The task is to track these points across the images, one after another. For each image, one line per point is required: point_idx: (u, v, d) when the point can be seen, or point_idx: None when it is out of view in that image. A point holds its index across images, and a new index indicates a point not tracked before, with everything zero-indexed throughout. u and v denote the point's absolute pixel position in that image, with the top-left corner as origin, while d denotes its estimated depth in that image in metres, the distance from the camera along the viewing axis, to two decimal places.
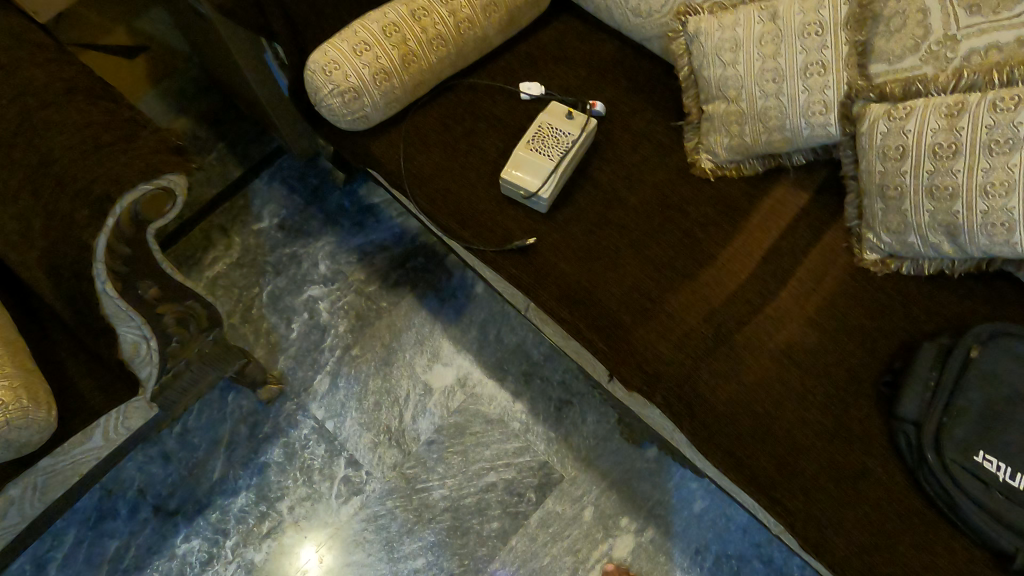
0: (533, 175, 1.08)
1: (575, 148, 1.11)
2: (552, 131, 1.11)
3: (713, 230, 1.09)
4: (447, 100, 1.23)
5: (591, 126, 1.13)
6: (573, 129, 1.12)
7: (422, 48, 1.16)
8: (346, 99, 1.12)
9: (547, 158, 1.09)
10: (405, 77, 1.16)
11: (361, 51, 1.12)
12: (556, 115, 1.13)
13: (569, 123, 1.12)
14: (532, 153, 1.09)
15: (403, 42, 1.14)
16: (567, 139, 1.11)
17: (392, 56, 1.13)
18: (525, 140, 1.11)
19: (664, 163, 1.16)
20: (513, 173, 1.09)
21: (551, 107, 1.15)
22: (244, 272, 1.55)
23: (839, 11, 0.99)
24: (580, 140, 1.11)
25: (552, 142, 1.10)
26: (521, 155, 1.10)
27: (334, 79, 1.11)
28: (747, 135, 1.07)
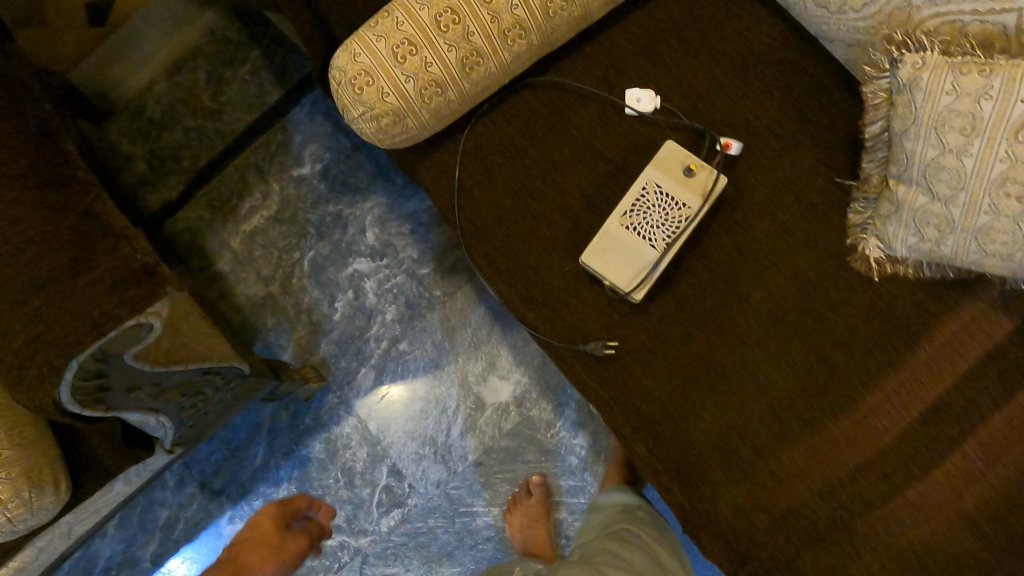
0: (625, 270, 0.80)
1: (691, 227, 0.80)
2: (660, 199, 0.80)
3: (861, 360, 0.80)
4: (523, 102, 0.90)
5: (718, 191, 0.80)
6: (690, 198, 0.80)
7: (493, 45, 0.81)
8: (382, 124, 0.82)
9: (648, 244, 0.80)
10: (464, 85, 0.83)
11: (405, 56, 0.79)
12: (669, 172, 0.81)
13: (685, 186, 0.80)
14: (628, 234, 0.80)
15: (465, 39, 0.79)
16: (680, 213, 0.80)
17: (447, 61, 0.80)
18: (620, 211, 0.81)
19: (811, 243, 0.83)
20: (598, 261, 0.80)
21: (662, 154, 0.82)
22: (284, 231, 1.35)
23: None
24: (699, 217, 0.79)
25: (658, 217, 0.80)
26: (611, 235, 0.81)
27: (366, 99, 0.80)
28: (947, 245, 0.73)
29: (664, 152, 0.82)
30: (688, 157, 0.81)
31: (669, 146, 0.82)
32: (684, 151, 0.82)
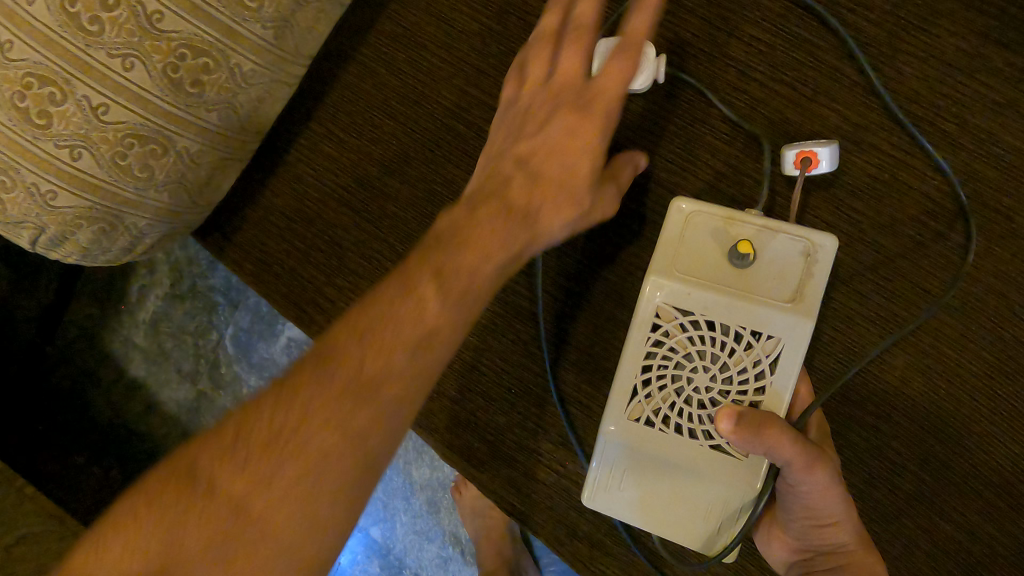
0: (677, 519, 0.37)
1: (790, 373, 0.34)
2: (698, 338, 0.35)
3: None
4: (349, 91, 0.47)
5: (822, 276, 0.34)
6: (772, 321, 0.34)
7: (216, 20, 0.38)
8: (80, 240, 0.42)
9: (706, 445, 0.36)
10: (210, 119, 0.42)
11: (42, 112, 0.38)
12: (696, 268, 0.35)
13: (750, 295, 0.35)
14: (655, 435, 0.36)
15: (150, 31, 0.37)
16: (754, 352, 0.35)
17: (138, 91, 0.38)
18: (627, 394, 0.37)
19: (994, 222, 0.39)
20: (613, 505, 0.38)
21: (678, 238, 0.36)
22: (184, 321, 0.73)
23: None
24: (799, 352, 0.34)
25: (708, 376, 0.35)
26: (615, 450, 0.37)
27: (22, 212, 0.40)
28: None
29: (676, 228, 0.36)
30: (733, 227, 0.36)
31: (679, 210, 0.36)
32: (719, 213, 0.36)
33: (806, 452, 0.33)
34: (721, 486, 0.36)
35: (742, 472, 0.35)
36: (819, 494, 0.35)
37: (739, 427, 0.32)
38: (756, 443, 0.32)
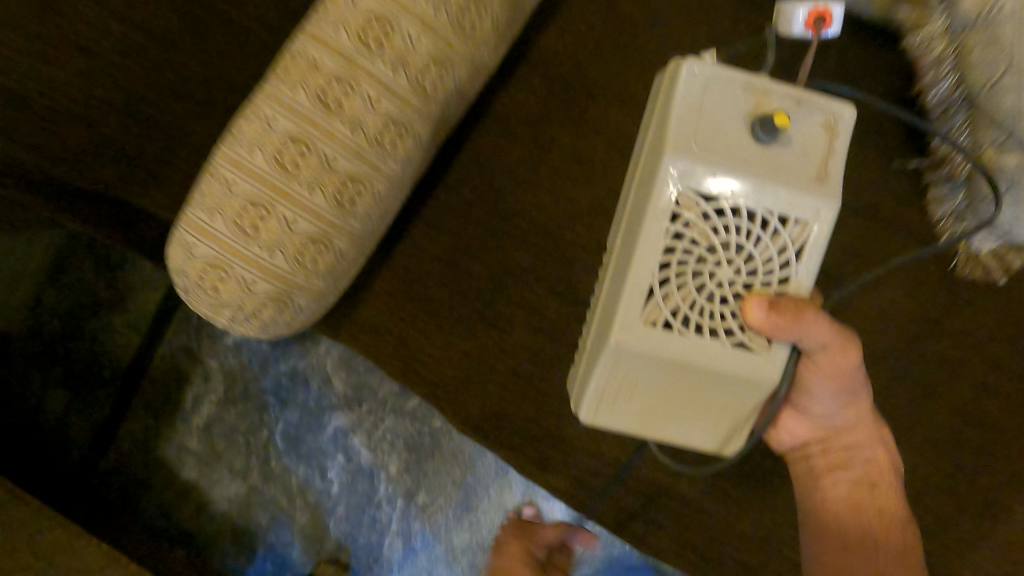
0: (671, 409, 0.52)
1: (810, 255, 0.48)
2: (718, 223, 0.48)
3: (919, 324, 0.73)
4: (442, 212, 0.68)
5: (839, 152, 0.49)
6: (803, 191, 0.47)
7: (369, 161, 0.58)
8: (264, 314, 0.59)
9: (726, 344, 0.49)
10: (357, 225, 0.60)
11: (255, 225, 0.55)
12: (722, 138, 0.48)
13: (772, 163, 0.48)
14: (675, 337, 0.48)
15: (328, 170, 0.56)
16: (781, 236, 0.48)
17: (317, 208, 0.57)
18: (642, 293, 0.49)
19: None
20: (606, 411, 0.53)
21: (700, 100, 0.48)
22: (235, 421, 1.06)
23: None
24: (821, 237, 0.48)
25: (739, 257, 0.48)
26: (631, 359, 0.49)
27: (231, 297, 0.57)
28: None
29: (703, 100, 0.49)
30: (756, 103, 0.49)
31: (692, 73, 0.49)
32: (742, 91, 0.49)
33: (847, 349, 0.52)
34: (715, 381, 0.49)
35: (753, 363, 0.49)
36: (846, 373, 0.54)
37: (772, 309, 0.47)
38: (792, 324, 0.47)
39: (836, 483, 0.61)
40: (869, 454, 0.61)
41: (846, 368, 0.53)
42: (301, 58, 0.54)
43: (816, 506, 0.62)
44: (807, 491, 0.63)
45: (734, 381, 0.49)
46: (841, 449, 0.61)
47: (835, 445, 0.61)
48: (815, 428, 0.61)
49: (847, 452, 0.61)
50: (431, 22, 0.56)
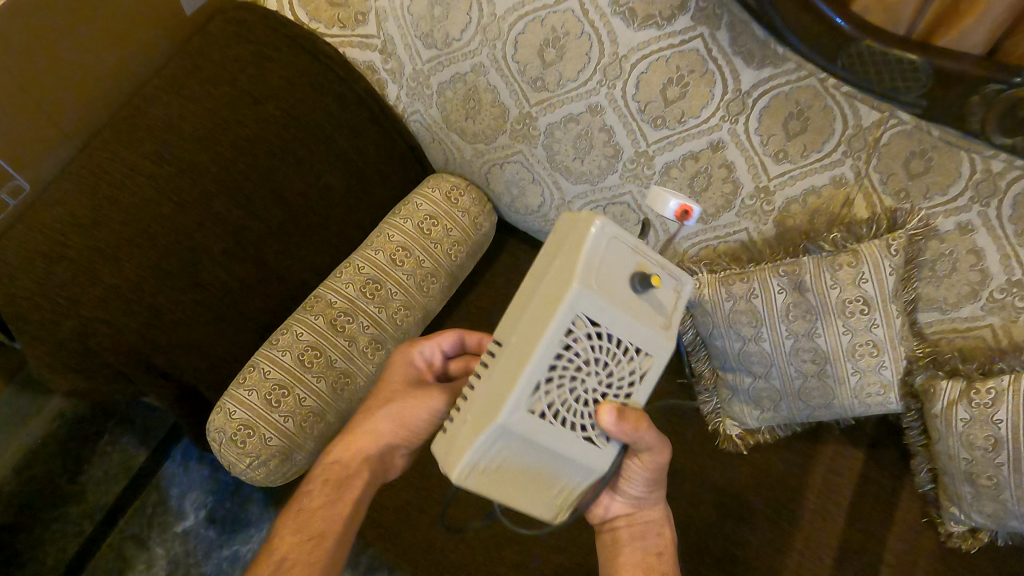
0: (524, 482, 0.58)
1: (648, 383, 0.57)
2: (598, 344, 0.54)
3: (777, 535, 0.88)
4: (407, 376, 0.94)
5: (682, 307, 0.58)
6: (654, 334, 0.56)
7: (355, 363, 0.90)
8: (271, 465, 0.84)
9: (583, 438, 0.56)
10: (341, 406, 0.89)
11: (278, 399, 0.84)
12: (606, 288, 0.53)
13: (639, 312, 0.55)
14: (545, 425, 0.53)
15: (331, 367, 0.88)
16: (635, 362, 0.56)
17: (319, 390, 0.87)
18: (532, 386, 0.52)
19: (683, 439, 0.95)
20: (476, 468, 0.54)
21: (601, 254, 0.53)
22: None
23: (886, 283, 0.77)
24: (662, 365, 0.57)
25: (602, 371, 0.55)
26: (506, 436, 0.52)
27: (253, 449, 0.82)
28: (798, 420, 0.88)
29: (601, 249, 0.53)
30: (638, 261, 0.56)
31: (603, 230, 0.53)
32: (631, 245, 0.55)
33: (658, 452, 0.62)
34: (573, 469, 0.58)
35: (596, 463, 0.57)
36: (654, 466, 0.64)
37: (620, 420, 0.55)
38: (632, 428, 0.56)
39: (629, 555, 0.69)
40: (659, 536, 0.71)
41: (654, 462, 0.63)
42: (322, 300, 0.89)
43: (612, 561, 0.70)
44: (608, 553, 0.71)
45: (578, 467, 0.58)
46: (635, 529, 0.70)
47: (635, 524, 0.70)
48: (625, 507, 0.71)
49: (644, 528, 0.71)
50: (403, 283, 0.93)
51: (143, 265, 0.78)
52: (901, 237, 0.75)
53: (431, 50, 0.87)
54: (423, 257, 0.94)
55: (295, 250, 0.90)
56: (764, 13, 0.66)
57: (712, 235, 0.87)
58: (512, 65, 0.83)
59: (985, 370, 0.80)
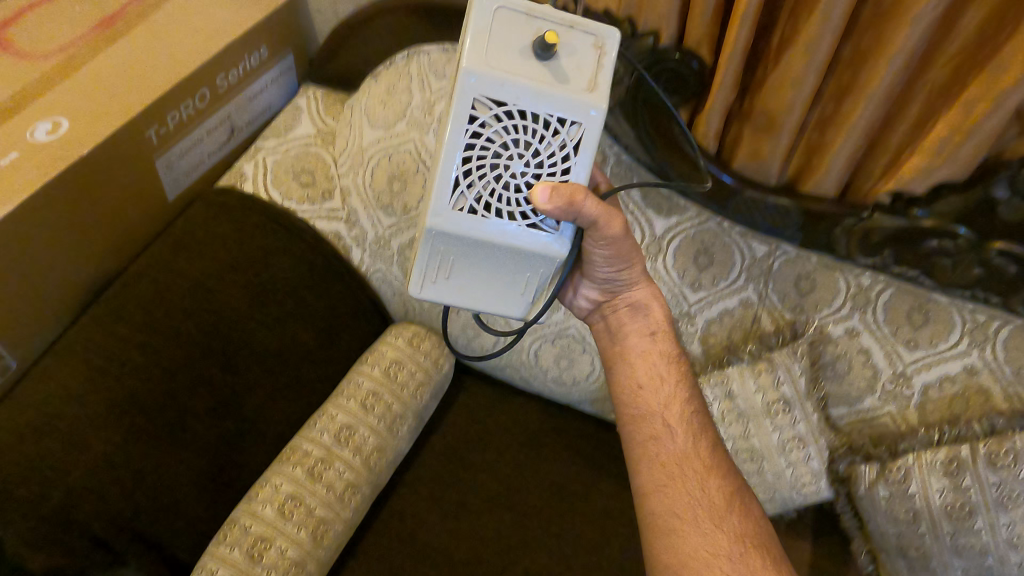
0: (489, 280, 0.66)
1: (580, 155, 0.60)
2: (511, 126, 0.58)
3: None
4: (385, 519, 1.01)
5: (606, 63, 0.58)
6: (569, 96, 0.57)
7: (334, 510, 0.91)
8: None
9: (521, 224, 0.62)
10: (322, 554, 0.89)
11: (260, 553, 0.83)
12: (503, 61, 0.56)
13: (549, 79, 0.57)
14: (471, 218, 0.60)
15: (310, 515, 0.88)
16: (561, 135, 0.59)
17: (300, 541, 0.86)
18: (450, 185, 0.60)
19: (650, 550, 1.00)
20: (433, 286, 0.66)
21: (490, 29, 0.55)
22: None
23: (798, 383, 0.91)
24: (592, 131, 0.59)
25: (525, 151, 0.59)
26: (437, 240, 0.62)
27: None
28: None
29: (489, 23, 0.55)
30: (533, 23, 0.56)
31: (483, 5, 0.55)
32: (523, 12, 0.56)
33: (615, 216, 0.65)
34: (512, 257, 0.63)
35: (535, 245, 0.62)
36: (619, 234, 0.68)
37: (551, 195, 0.58)
38: (564, 205, 0.59)
39: (632, 378, 0.81)
40: (656, 316, 0.83)
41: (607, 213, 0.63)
42: (297, 450, 0.92)
43: (623, 359, 0.83)
44: (621, 370, 0.83)
45: (520, 251, 0.62)
46: (627, 307, 0.83)
47: (628, 303, 0.83)
48: (602, 292, 0.82)
49: (632, 307, 0.82)
50: (375, 424, 0.98)
51: (130, 429, 0.82)
52: (803, 344, 0.92)
53: (391, 217, 0.99)
54: (391, 399, 1.00)
55: (272, 403, 0.95)
56: (665, 172, 0.90)
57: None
58: None
59: (894, 449, 0.91)
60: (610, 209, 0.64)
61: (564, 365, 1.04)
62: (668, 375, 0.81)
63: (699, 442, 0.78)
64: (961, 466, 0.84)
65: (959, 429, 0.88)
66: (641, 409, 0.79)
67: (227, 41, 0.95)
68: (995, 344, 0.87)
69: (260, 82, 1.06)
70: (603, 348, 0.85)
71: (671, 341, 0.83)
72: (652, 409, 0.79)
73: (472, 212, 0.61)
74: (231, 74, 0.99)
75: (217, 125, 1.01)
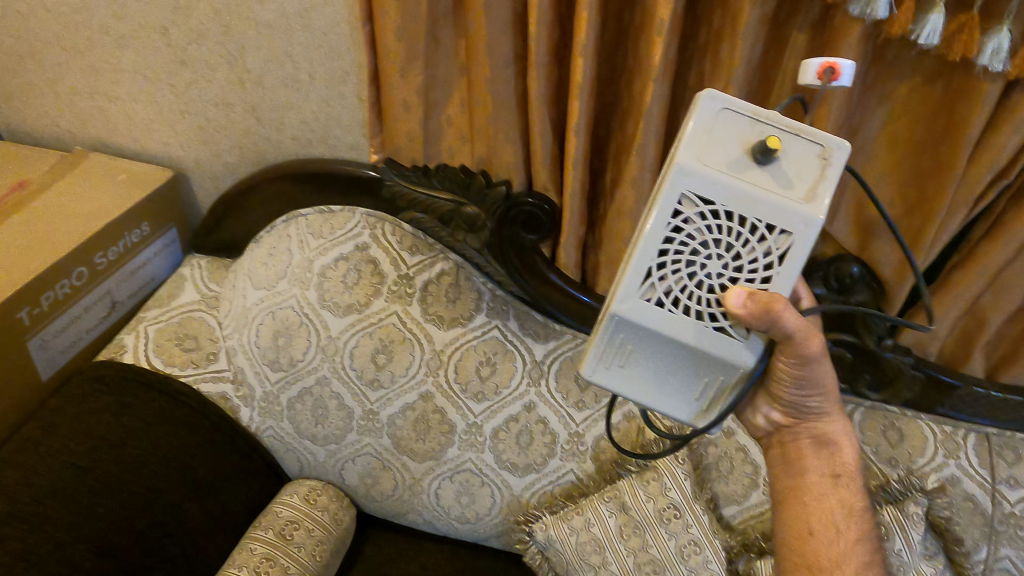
0: (669, 380, 0.58)
1: (789, 265, 0.53)
2: (718, 225, 0.53)
3: None
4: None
5: (833, 174, 0.52)
6: (784, 203, 0.52)
7: None
8: None
9: (710, 328, 0.55)
10: None
11: None
12: (727, 160, 0.53)
13: (764, 183, 0.52)
14: (656, 313, 0.55)
15: None
16: (767, 241, 0.53)
17: None
18: (641, 275, 0.54)
19: None
20: (600, 373, 0.59)
21: (710, 128, 0.53)
22: None
23: (685, 487, 0.94)
24: (805, 241, 0.52)
25: (726, 253, 0.54)
26: (616, 327, 0.56)
27: None
28: None
29: (711, 118, 0.53)
30: (758, 123, 0.53)
31: (707, 101, 0.53)
32: (747, 112, 0.53)
33: (814, 337, 0.56)
34: (697, 359, 0.56)
35: (728, 356, 0.55)
36: (813, 359, 0.59)
37: (747, 301, 0.52)
38: (760, 316, 0.52)
39: (809, 513, 0.68)
40: (844, 455, 0.69)
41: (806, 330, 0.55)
42: None
43: (796, 500, 0.69)
44: (796, 510, 0.69)
45: (712, 358, 0.55)
46: (811, 440, 0.69)
47: (815, 434, 0.69)
48: (784, 418, 0.70)
49: (818, 441, 0.69)
50: None
51: None
52: (683, 449, 0.97)
53: (278, 372, 1.01)
54: (287, 563, 0.94)
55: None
56: (538, 302, 0.97)
57: (546, 480, 1.01)
58: (351, 371, 1.00)
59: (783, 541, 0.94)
60: (811, 331, 0.56)
61: (465, 500, 1.04)
62: (843, 521, 0.67)
63: None
64: None
65: None
66: (808, 557, 0.66)
67: (104, 223, 0.99)
68: (852, 425, 0.95)
69: (141, 256, 1.09)
70: (777, 481, 0.72)
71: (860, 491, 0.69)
72: (824, 564, 0.65)
73: (659, 305, 0.55)
74: (111, 252, 1.02)
75: (93, 302, 1.02)
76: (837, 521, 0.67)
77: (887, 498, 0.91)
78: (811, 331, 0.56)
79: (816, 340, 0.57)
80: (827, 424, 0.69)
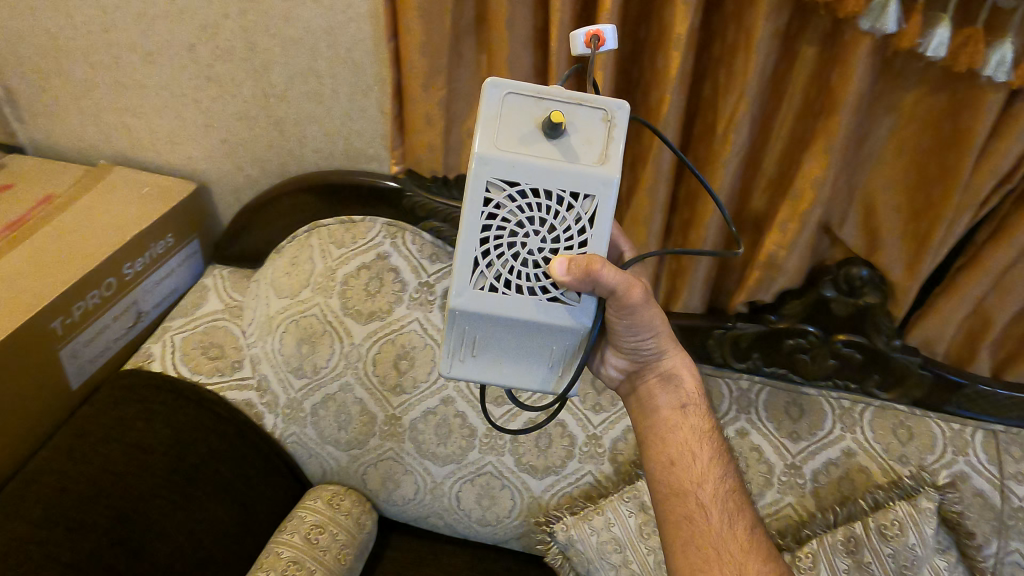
0: (520, 356, 0.62)
1: (598, 229, 0.56)
2: (531, 204, 0.56)
3: None
4: None
5: (617, 136, 0.55)
6: (579, 173, 0.55)
7: None
8: None
9: (542, 300, 0.58)
10: None
11: None
12: (521, 140, 0.55)
13: (555, 158, 0.55)
14: (487, 298, 0.58)
15: None
16: (574, 210, 0.56)
17: None
18: (471, 263, 0.57)
19: None
20: (459, 367, 0.62)
21: (500, 115, 0.55)
22: None
23: None
24: (606, 203, 0.56)
25: (542, 229, 0.57)
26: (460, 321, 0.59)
27: None
28: None
29: (500, 103, 0.55)
30: (540, 101, 0.55)
31: (492, 89, 0.54)
32: (530, 93, 0.55)
33: (635, 286, 0.59)
34: (536, 332, 0.59)
35: (561, 321, 0.58)
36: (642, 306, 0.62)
37: (569, 267, 0.55)
38: (581, 278, 0.55)
39: (665, 441, 0.73)
40: (686, 386, 0.75)
41: (624, 279, 0.58)
42: None
43: (655, 435, 0.74)
44: (650, 441, 0.74)
45: (546, 327, 0.59)
46: (658, 378, 0.75)
47: (657, 372, 0.75)
48: (625, 362, 0.75)
49: (663, 377, 0.75)
50: None
51: None
52: None
53: (302, 379, 1.03)
54: (314, 567, 0.96)
55: None
56: None
57: (565, 482, 1.03)
58: (373, 378, 1.02)
59: (798, 538, 0.96)
60: (631, 279, 0.58)
61: (485, 503, 1.06)
62: (698, 445, 0.73)
63: (737, 525, 0.70)
64: (858, 543, 0.91)
65: (852, 510, 0.95)
66: (673, 483, 0.71)
67: (129, 236, 1.01)
68: (863, 425, 0.98)
69: (164, 268, 1.11)
70: (635, 422, 0.76)
71: (706, 413, 0.75)
72: (686, 486, 0.71)
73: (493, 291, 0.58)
74: (137, 263, 1.04)
75: (118, 314, 1.04)
76: (699, 442, 0.73)
77: (899, 493, 0.94)
78: (630, 279, 0.59)
79: (637, 286, 0.59)
80: (674, 359, 0.75)
